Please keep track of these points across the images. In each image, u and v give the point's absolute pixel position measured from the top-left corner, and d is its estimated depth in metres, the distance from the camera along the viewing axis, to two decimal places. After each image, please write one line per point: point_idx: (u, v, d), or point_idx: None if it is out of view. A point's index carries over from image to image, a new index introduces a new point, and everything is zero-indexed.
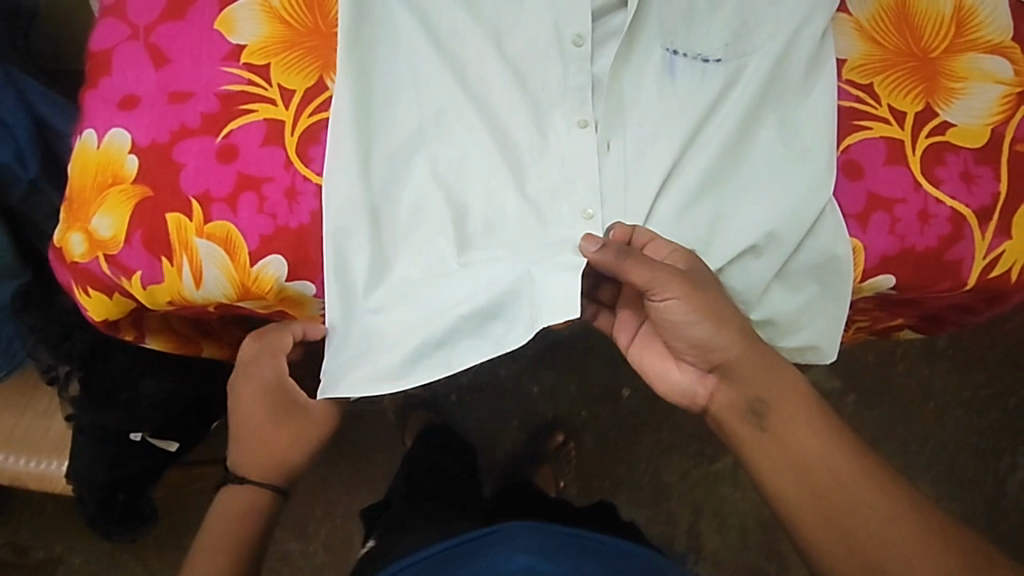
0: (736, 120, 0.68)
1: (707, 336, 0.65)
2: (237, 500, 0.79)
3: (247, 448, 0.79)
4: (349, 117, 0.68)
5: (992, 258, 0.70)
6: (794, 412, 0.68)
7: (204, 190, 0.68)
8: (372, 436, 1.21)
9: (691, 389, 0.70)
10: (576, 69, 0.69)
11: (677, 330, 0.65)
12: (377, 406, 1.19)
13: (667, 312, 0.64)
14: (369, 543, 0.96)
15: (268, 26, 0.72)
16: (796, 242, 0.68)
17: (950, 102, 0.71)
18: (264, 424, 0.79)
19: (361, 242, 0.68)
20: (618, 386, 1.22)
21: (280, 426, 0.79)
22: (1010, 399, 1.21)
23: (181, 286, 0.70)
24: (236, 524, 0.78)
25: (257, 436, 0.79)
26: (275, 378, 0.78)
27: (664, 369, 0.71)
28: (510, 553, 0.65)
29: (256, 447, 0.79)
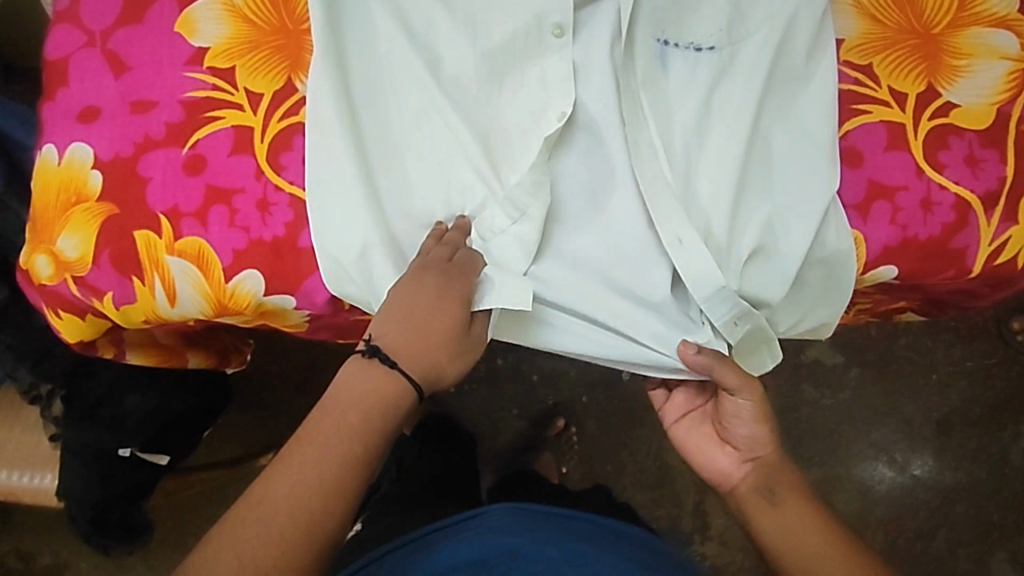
0: (735, 109, 0.64)
1: (755, 433, 0.68)
2: (282, 487, 0.55)
3: (316, 428, 0.57)
4: (333, 123, 0.64)
5: (998, 245, 0.67)
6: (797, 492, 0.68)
7: (172, 205, 0.65)
8: None
9: (724, 469, 0.70)
10: (557, 60, 0.65)
11: (734, 421, 0.68)
12: None
13: (735, 407, 0.67)
14: (357, 527, 0.94)
15: (231, 26, 0.68)
16: (808, 237, 0.65)
17: (953, 81, 0.67)
18: (453, 344, 0.61)
19: (341, 234, 0.64)
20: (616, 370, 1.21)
21: (435, 347, 0.60)
22: (1013, 367, 1.19)
23: (155, 305, 0.67)
24: (279, 521, 0.54)
25: (411, 328, 0.60)
26: (462, 299, 0.61)
27: (706, 452, 0.72)
28: (482, 537, 0.68)
29: (359, 396, 0.58)
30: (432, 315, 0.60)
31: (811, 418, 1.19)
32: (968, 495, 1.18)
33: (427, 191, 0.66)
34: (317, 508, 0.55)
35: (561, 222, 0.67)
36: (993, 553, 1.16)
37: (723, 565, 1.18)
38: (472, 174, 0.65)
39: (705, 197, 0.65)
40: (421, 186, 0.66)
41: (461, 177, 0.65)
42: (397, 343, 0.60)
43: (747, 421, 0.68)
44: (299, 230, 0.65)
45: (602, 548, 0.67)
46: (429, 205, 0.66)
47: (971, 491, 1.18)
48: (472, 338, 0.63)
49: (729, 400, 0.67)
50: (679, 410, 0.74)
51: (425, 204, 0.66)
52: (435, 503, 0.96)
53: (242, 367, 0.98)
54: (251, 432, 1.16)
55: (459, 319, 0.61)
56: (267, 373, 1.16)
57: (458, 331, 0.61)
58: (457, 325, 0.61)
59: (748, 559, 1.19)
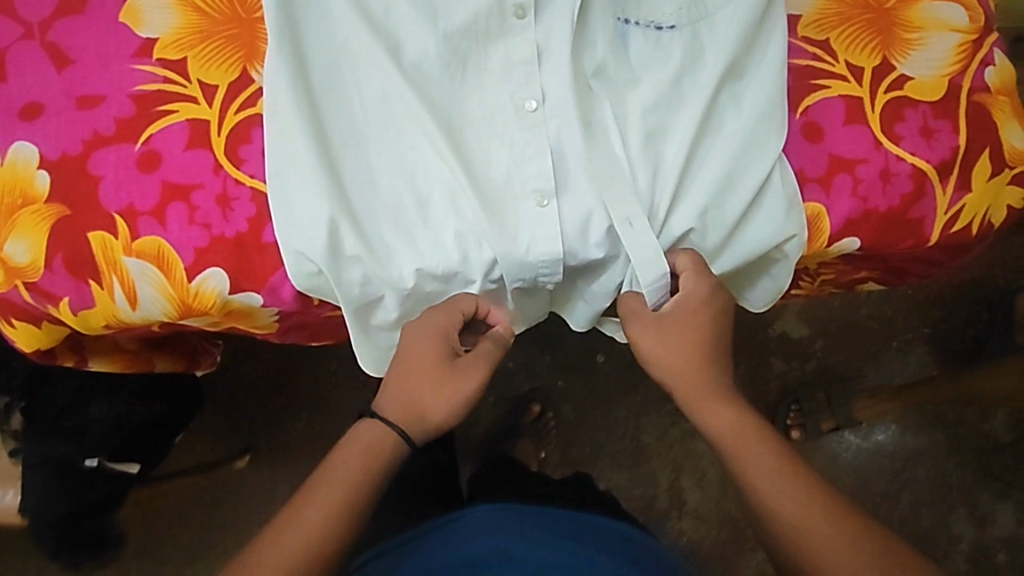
0: (698, 89, 0.66)
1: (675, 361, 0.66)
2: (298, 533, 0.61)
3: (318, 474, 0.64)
4: (292, 111, 0.62)
5: (953, 213, 0.69)
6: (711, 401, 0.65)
7: (127, 204, 0.62)
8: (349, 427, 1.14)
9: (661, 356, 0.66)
10: (520, 42, 0.65)
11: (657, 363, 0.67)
12: (349, 391, 1.15)
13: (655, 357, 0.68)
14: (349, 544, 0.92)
15: (180, 15, 0.65)
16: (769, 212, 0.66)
17: (906, 54, 0.69)
18: (435, 375, 0.65)
19: (304, 225, 0.62)
20: (591, 351, 1.22)
21: (433, 382, 0.65)
22: (967, 333, 1.24)
23: (115, 308, 0.65)
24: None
25: (398, 376, 0.66)
26: (434, 340, 0.65)
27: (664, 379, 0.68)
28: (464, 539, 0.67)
29: (365, 443, 0.65)
30: (421, 348, 0.65)
31: (778, 388, 1.23)
32: (928, 456, 1.22)
33: (392, 179, 0.64)
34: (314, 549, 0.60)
35: (529, 206, 0.65)
36: (954, 511, 1.20)
37: (700, 538, 1.20)
38: (435, 161, 0.64)
39: (668, 176, 0.65)
40: (385, 174, 0.65)
41: (426, 164, 0.65)
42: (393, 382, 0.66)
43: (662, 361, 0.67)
44: (262, 225, 0.64)
45: (592, 548, 0.67)
46: (394, 192, 0.64)
47: (931, 452, 1.22)
48: (468, 360, 0.66)
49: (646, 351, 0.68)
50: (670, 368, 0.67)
51: (389, 193, 0.64)
52: (410, 506, 0.95)
53: (212, 367, 0.96)
54: (224, 434, 1.13)
55: (432, 352, 0.65)
56: (240, 374, 1.14)
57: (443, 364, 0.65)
58: (439, 355, 0.65)
59: (724, 531, 1.20)
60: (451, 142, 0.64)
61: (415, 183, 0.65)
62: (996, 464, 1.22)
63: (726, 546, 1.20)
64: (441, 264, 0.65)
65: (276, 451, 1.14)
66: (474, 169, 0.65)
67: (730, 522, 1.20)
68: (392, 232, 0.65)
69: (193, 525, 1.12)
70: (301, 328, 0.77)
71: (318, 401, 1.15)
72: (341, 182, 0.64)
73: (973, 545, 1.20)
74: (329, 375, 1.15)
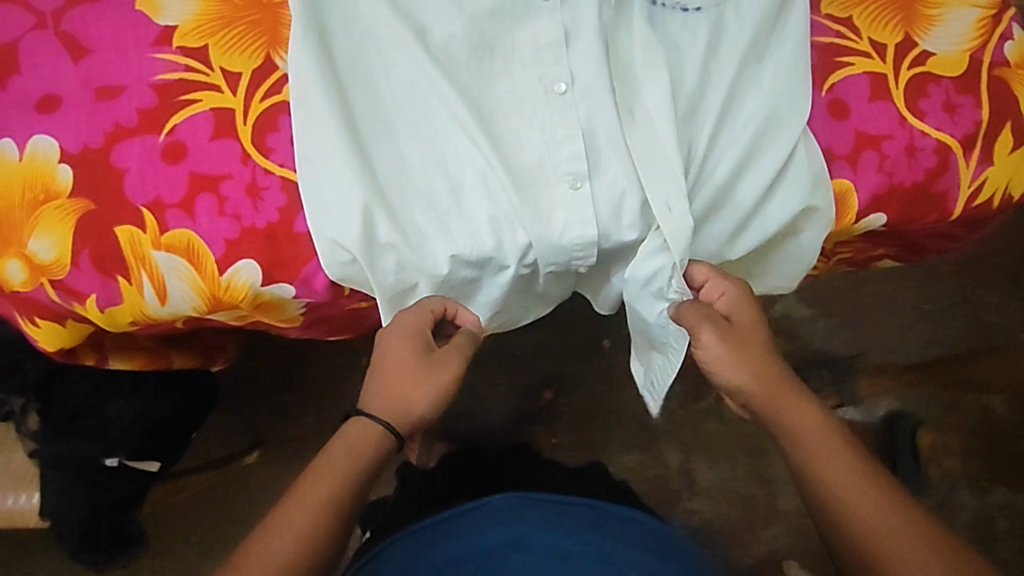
0: (726, 69, 0.66)
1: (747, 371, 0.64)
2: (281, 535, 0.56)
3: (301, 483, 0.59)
4: (321, 98, 0.61)
5: (976, 186, 0.70)
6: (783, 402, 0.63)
7: (154, 196, 0.61)
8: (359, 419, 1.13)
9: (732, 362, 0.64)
10: (547, 23, 0.64)
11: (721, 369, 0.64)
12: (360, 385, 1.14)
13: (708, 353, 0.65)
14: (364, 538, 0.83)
15: (199, 3, 0.64)
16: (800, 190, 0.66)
17: (928, 30, 0.69)
18: (411, 370, 0.62)
19: (336, 214, 0.62)
20: (597, 337, 1.23)
21: (411, 378, 0.62)
22: (964, 309, 1.27)
23: (143, 304, 0.63)
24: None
25: (379, 380, 0.63)
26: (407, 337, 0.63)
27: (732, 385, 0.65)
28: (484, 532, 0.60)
29: (354, 444, 0.61)
30: (396, 346, 0.63)
31: None
32: (932, 428, 1.24)
33: (423, 165, 0.64)
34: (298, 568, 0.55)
35: (562, 190, 0.65)
36: (957, 480, 1.23)
37: (712, 517, 1.20)
38: (466, 146, 0.63)
39: (700, 156, 0.65)
40: (416, 161, 0.64)
41: (457, 149, 0.64)
42: (372, 386, 0.63)
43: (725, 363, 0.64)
44: (293, 215, 0.63)
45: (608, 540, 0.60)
46: (426, 178, 0.64)
47: (934, 424, 1.24)
48: (444, 352, 0.63)
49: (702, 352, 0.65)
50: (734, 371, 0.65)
51: (421, 180, 0.64)
52: None
53: (230, 363, 0.94)
54: (234, 430, 1.12)
55: (407, 348, 0.63)
56: (249, 370, 1.13)
57: (418, 359, 0.63)
58: (413, 352, 0.63)
59: (735, 509, 1.21)
60: (481, 127, 0.63)
61: (446, 169, 0.64)
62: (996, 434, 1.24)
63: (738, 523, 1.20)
64: (476, 250, 0.64)
65: (286, 446, 1.12)
66: (504, 153, 0.64)
67: (741, 500, 1.21)
68: (426, 220, 0.64)
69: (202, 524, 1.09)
70: (325, 322, 0.77)
71: (328, 395, 1.14)
72: (372, 169, 0.63)
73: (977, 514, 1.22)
74: (339, 368, 1.14)
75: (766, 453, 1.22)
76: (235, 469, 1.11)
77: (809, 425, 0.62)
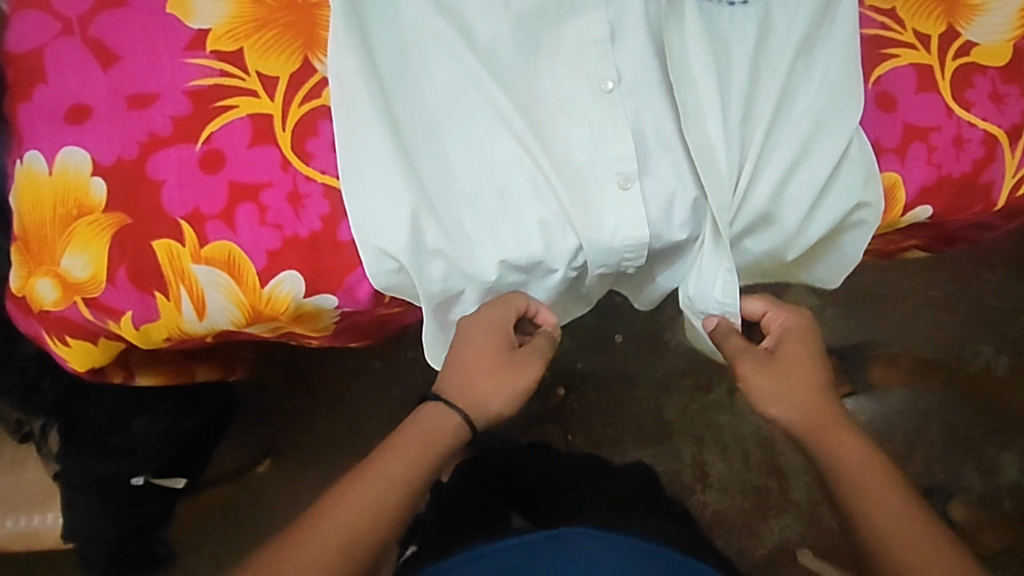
0: (774, 64, 0.64)
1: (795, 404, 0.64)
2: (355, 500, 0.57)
3: (370, 465, 0.59)
4: (365, 102, 0.59)
5: (1021, 176, 0.69)
6: (832, 433, 0.64)
7: (193, 208, 0.59)
8: (369, 423, 1.11)
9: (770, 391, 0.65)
10: (593, 19, 0.62)
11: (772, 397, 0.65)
12: (371, 386, 1.12)
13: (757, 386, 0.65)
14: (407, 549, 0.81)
15: (232, 5, 0.61)
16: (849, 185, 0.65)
17: (971, 20, 0.69)
18: (493, 369, 0.62)
19: (382, 222, 0.60)
20: (609, 333, 1.22)
21: (494, 374, 0.62)
22: (969, 294, 1.27)
23: (181, 320, 0.61)
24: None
25: (455, 371, 0.63)
26: (490, 335, 0.62)
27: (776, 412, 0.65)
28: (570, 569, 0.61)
29: (432, 429, 0.62)
30: (476, 342, 0.62)
31: None
32: (938, 414, 1.25)
33: (470, 168, 0.62)
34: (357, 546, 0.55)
35: (611, 190, 0.63)
36: (964, 464, 1.24)
37: (724, 509, 1.20)
38: (512, 147, 0.62)
39: (750, 153, 0.64)
40: (461, 164, 0.62)
41: (503, 151, 0.62)
42: (450, 371, 0.63)
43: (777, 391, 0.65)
44: (336, 223, 0.60)
45: None
46: (472, 182, 0.62)
47: (940, 409, 1.25)
48: (525, 353, 0.64)
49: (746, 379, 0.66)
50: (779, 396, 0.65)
51: (468, 184, 0.62)
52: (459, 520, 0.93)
53: (244, 372, 0.93)
54: (244, 439, 1.10)
55: (489, 347, 0.62)
56: (258, 377, 1.11)
57: (500, 358, 0.62)
58: (495, 351, 0.62)
59: (746, 501, 1.21)
60: (527, 128, 0.62)
61: (493, 171, 0.62)
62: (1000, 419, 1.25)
63: (749, 514, 1.20)
64: (525, 255, 0.62)
65: (297, 454, 1.10)
66: (551, 153, 0.63)
67: (752, 491, 1.21)
68: (473, 224, 0.62)
69: (215, 535, 1.08)
70: (354, 328, 0.75)
71: (338, 400, 1.12)
72: (418, 174, 0.61)
73: (983, 497, 1.23)
74: (348, 372, 1.12)
75: (778, 443, 1.22)
76: (247, 478, 1.09)
77: (857, 460, 0.62)
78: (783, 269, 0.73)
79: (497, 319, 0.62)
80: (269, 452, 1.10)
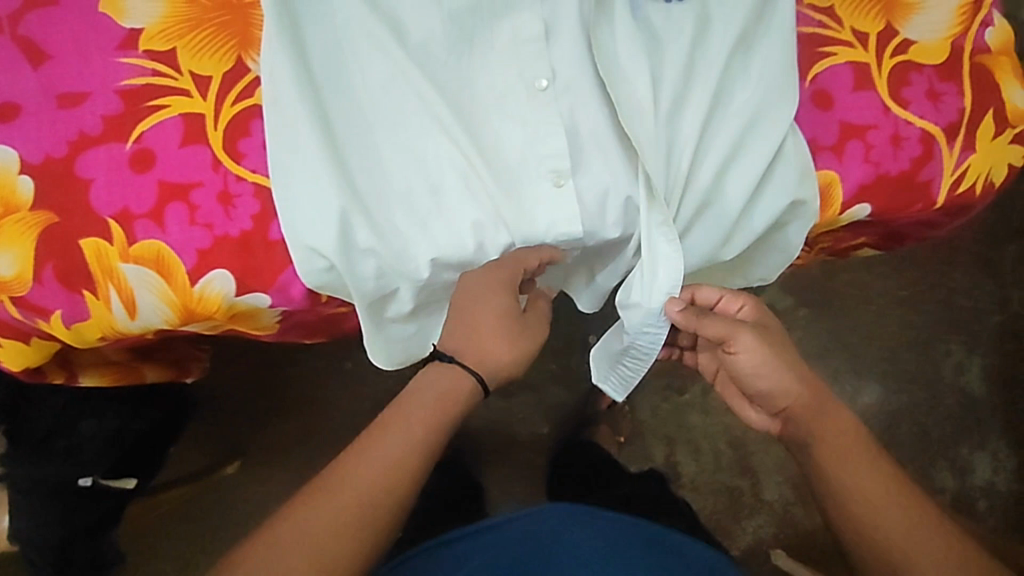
0: (712, 61, 0.64)
1: (785, 382, 0.66)
2: (379, 454, 0.62)
3: (386, 422, 0.64)
4: (294, 100, 0.59)
5: (960, 174, 0.69)
6: (819, 407, 0.67)
7: (122, 207, 0.58)
8: (341, 425, 1.11)
9: (761, 370, 0.66)
10: (528, 17, 0.62)
11: (763, 375, 0.66)
12: (341, 387, 1.12)
13: (746, 364, 0.66)
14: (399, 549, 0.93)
15: (166, 4, 0.61)
16: (782, 184, 0.65)
17: (909, 17, 0.69)
18: (506, 330, 0.67)
19: (312, 222, 0.60)
20: (582, 334, 1.19)
21: (504, 333, 0.67)
22: (940, 293, 1.27)
23: (112, 319, 0.61)
24: (356, 510, 0.59)
25: (471, 331, 0.67)
26: (503, 297, 0.65)
27: (768, 387, 0.66)
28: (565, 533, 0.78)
29: (440, 387, 0.67)
30: (491, 303, 0.65)
31: None
32: (910, 414, 1.25)
33: (403, 167, 0.62)
34: (390, 494, 0.61)
35: (545, 188, 0.63)
36: (935, 463, 1.24)
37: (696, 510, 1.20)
38: (444, 145, 0.62)
39: (684, 151, 0.64)
40: (395, 163, 0.62)
41: (436, 149, 0.62)
42: (466, 330, 0.67)
43: (766, 370, 0.66)
44: (268, 222, 0.60)
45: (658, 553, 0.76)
46: (405, 180, 0.62)
47: (912, 410, 1.25)
48: (533, 315, 0.70)
49: (734, 356, 0.66)
50: (762, 370, 0.66)
51: (401, 182, 0.62)
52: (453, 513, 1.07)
53: (201, 372, 0.93)
54: (214, 440, 1.10)
55: (501, 309, 0.66)
56: (225, 378, 1.11)
57: (513, 318, 0.67)
58: (507, 311, 0.66)
59: (718, 501, 1.21)
60: (460, 126, 0.62)
61: (426, 169, 0.62)
62: (970, 418, 1.25)
63: (721, 514, 1.21)
64: (459, 254, 0.63)
65: (264, 454, 1.11)
66: (486, 151, 0.63)
67: (723, 491, 1.21)
68: (406, 222, 0.62)
69: (187, 536, 1.08)
70: (300, 328, 0.75)
71: (308, 401, 1.12)
72: (349, 173, 0.60)
73: (954, 496, 1.23)
74: (316, 373, 1.12)
75: (749, 442, 1.22)
76: (217, 481, 1.09)
77: (840, 431, 0.67)
78: (723, 268, 0.73)
79: (504, 282, 0.65)
80: (239, 454, 1.10)
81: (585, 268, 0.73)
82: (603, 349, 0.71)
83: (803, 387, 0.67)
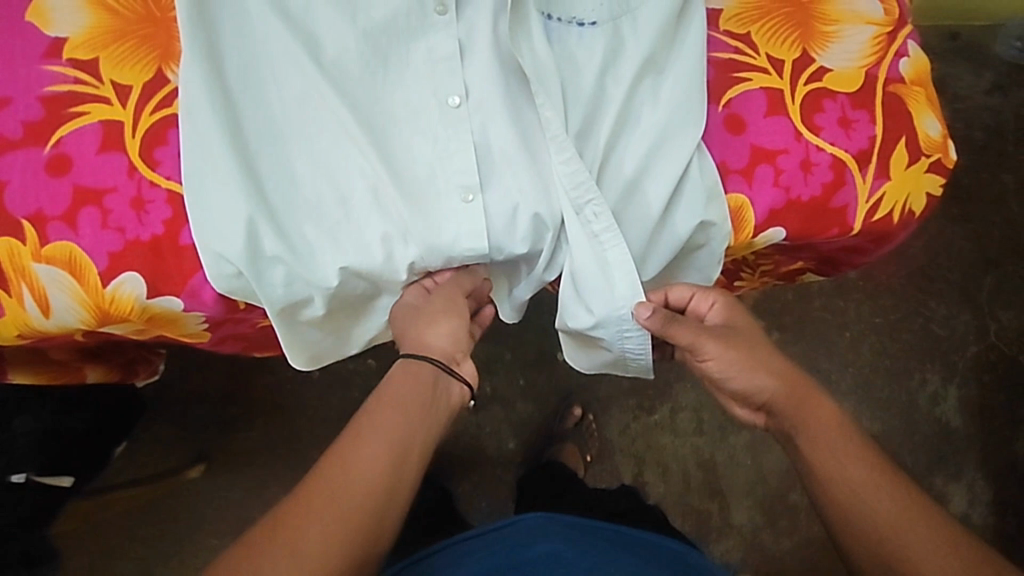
0: (621, 83, 0.66)
1: (760, 380, 0.65)
2: (356, 465, 0.57)
3: (360, 427, 0.59)
4: (208, 111, 0.61)
5: (875, 201, 0.69)
6: (803, 404, 0.65)
7: (36, 209, 0.61)
8: (309, 434, 1.12)
9: (733, 371, 0.66)
10: (442, 37, 0.64)
11: (737, 376, 0.66)
12: (310, 395, 1.13)
13: (718, 366, 0.66)
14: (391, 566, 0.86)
15: (91, 15, 0.63)
16: (690, 205, 0.67)
17: (825, 46, 0.70)
18: (416, 322, 0.66)
19: (219, 228, 0.61)
20: (552, 350, 1.21)
21: (423, 325, 0.65)
22: (916, 321, 1.26)
23: (26, 315, 0.63)
24: (334, 537, 0.54)
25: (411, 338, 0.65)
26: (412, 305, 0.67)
27: (744, 387, 0.66)
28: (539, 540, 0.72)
29: (407, 389, 0.62)
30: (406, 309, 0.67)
31: None
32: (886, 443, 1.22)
33: (315, 178, 0.63)
34: (370, 508, 0.56)
35: (454, 202, 0.64)
36: None
37: None
38: (355, 158, 0.63)
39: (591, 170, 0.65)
40: (308, 174, 0.63)
41: (347, 161, 0.63)
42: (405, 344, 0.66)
43: (737, 369, 0.65)
44: (179, 227, 0.62)
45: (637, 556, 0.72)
46: (316, 191, 0.63)
47: (888, 439, 1.23)
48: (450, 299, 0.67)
49: (706, 360, 0.66)
50: (732, 371, 0.66)
51: (312, 192, 0.63)
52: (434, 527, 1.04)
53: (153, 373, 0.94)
54: (178, 443, 1.11)
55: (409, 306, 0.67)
56: (191, 383, 1.12)
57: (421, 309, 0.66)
58: (416, 307, 0.66)
59: (686, 523, 1.19)
60: (369, 139, 0.63)
61: (337, 180, 0.63)
62: (948, 448, 1.23)
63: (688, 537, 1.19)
64: (366, 264, 0.64)
65: (229, 458, 1.11)
66: (396, 165, 0.64)
67: (691, 514, 1.19)
68: (315, 232, 0.63)
69: (147, 538, 1.09)
70: (236, 339, 0.76)
71: (275, 408, 1.13)
72: (260, 182, 0.62)
73: None
74: (283, 381, 1.13)
75: (719, 466, 1.20)
76: (179, 484, 1.10)
77: (826, 424, 0.65)
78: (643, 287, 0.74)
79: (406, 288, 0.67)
80: (205, 458, 1.10)
81: (503, 279, 0.73)
82: (599, 360, 0.74)
83: (785, 379, 0.66)
